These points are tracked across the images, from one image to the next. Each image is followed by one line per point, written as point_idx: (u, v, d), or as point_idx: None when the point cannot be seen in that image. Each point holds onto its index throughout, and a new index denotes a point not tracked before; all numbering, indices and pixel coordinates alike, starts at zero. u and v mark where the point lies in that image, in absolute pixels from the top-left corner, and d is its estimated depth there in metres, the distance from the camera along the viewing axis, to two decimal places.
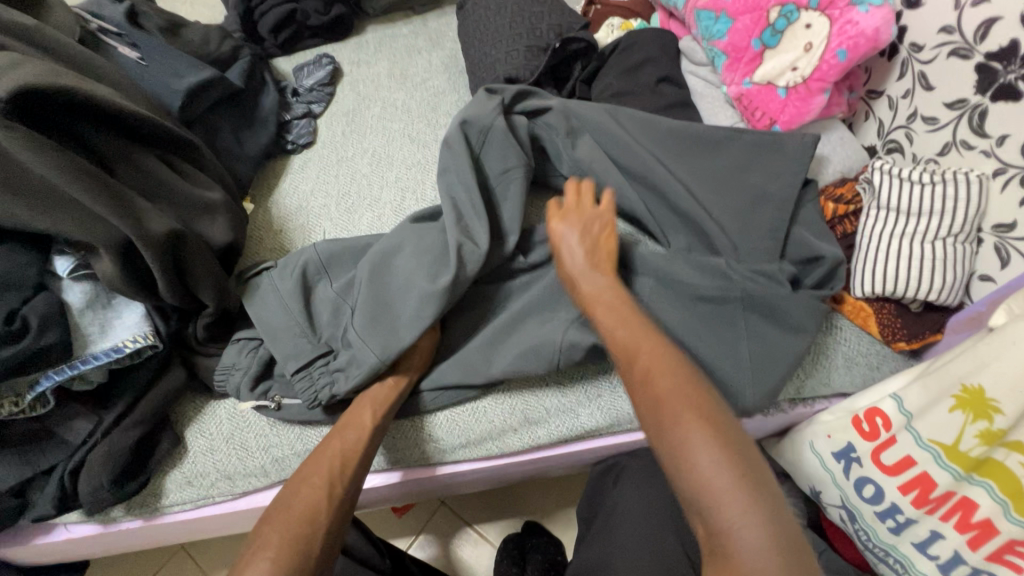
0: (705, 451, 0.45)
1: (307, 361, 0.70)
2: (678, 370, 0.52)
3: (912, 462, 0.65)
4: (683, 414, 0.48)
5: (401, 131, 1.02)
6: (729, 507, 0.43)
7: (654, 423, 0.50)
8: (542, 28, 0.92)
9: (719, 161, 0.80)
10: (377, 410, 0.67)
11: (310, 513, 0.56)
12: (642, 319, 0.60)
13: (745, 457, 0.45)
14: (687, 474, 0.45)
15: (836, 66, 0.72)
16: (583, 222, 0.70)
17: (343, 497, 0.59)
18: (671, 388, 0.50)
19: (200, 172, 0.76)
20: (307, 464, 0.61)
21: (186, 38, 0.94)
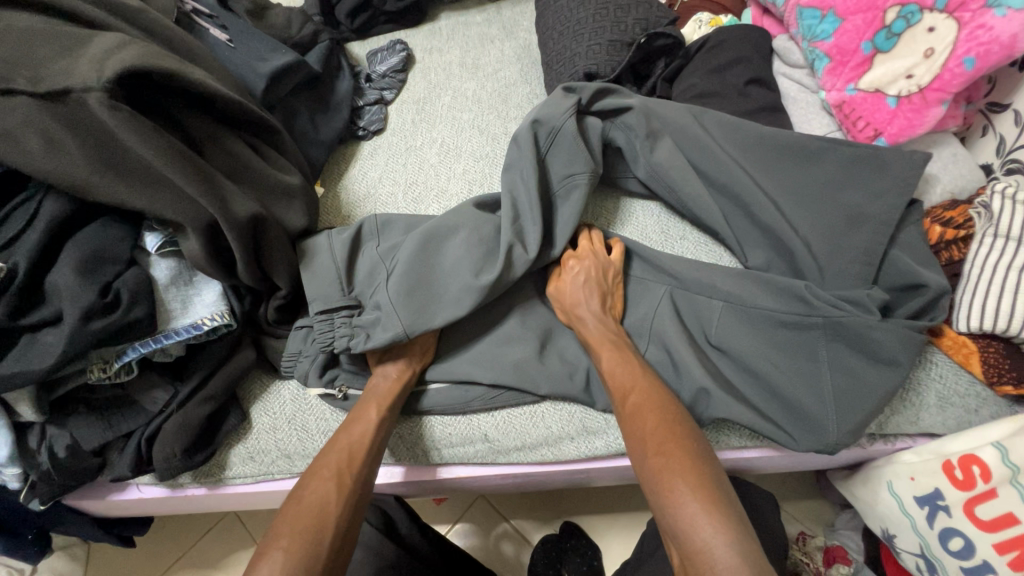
0: (681, 477, 0.53)
1: (333, 307, 0.71)
2: (660, 396, 0.63)
3: (1014, 520, 0.59)
4: (665, 445, 0.56)
5: (470, 122, 1.01)
6: (696, 517, 0.50)
7: (640, 453, 0.58)
8: (628, 22, 0.87)
9: (811, 173, 0.75)
10: (382, 403, 0.67)
11: (324, 505, 0.56)
12: (640, 363, 0.67)
13: (712, 481, 0.53)
14: (666, 503, 0.52)
15: (960, 76, 0.64)
16: (594, 270, 0.74)
17: (355, 488, 0.59)
18: (655, 419, 0.60)
19: (279, 156, 0.77)
20: (317, 459, 0.61)
21: (270, 21, 0.96)
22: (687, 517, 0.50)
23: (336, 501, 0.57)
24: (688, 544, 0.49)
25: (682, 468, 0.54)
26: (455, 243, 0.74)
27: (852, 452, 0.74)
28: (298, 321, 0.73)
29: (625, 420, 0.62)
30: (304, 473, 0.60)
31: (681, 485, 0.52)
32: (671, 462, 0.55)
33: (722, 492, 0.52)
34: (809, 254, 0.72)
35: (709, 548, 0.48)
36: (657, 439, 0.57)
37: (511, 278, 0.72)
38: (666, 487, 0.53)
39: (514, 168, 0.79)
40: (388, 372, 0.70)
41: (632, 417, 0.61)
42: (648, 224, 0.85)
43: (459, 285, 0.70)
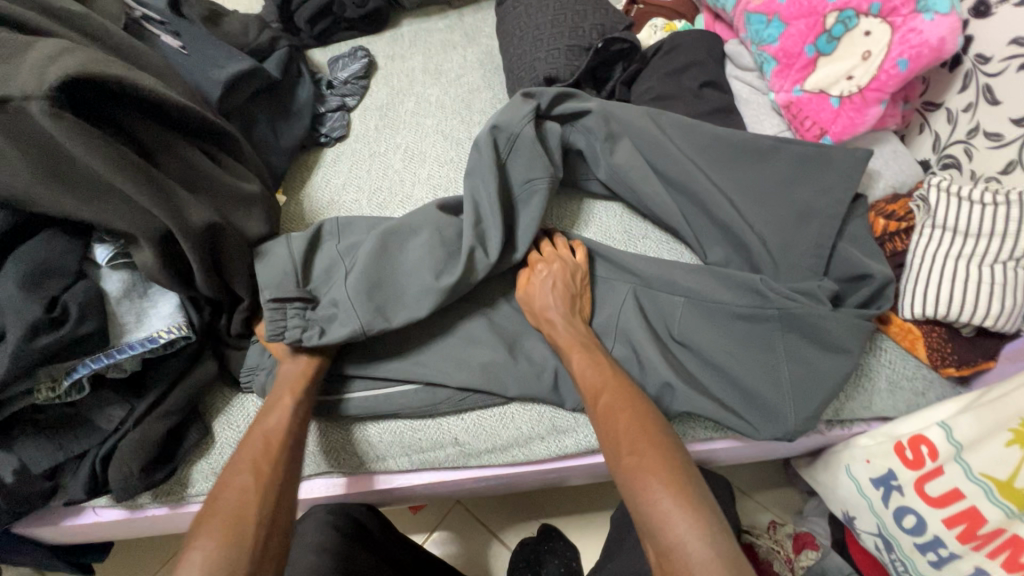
0: (654, 475, 0.54)
1: (286, 296, 0.68)
2: (631, 396, 0.63)
3: (960, 494, 0.62)
4: (638, 443, 0.57)
5: (434, 127, 1.01)
6: (669, 513, 0.51)
7: (613, 452, 0.59)
8: (585, 27, 0.89)
9: (763, 171, 0.77)
10: (297, 388, 0.66)
11: (246, 494, 0.54)
12: (610, 363, 0.68)
13: (685, 477, 0.54)
14: (640, 500, 0.53)
15: (896, 77, 0.68)
16: (560, 271, 0.75)
17: (276, 473, 0.58)
18: (628, 419, 0.60)
19: (236, 164, 0.75)
20: (234, 455, 0.59)
21: (226, 28, 0.94)
22: (661, 514, 0.51)
23: (258, 489, 0.55)
24: (665, 542, 0.50)
25: (655, 466, 0.54)
26: (416, 243, 0.74)
27: (812, 439, 0.77)
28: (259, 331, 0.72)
29: (597, 421, 0.63)
30: (223, 471, 0.58)
31: (656, 484, 0.53)
32: (644, 460, 0.56)
33: (695, 486, 0.53)
34: (765, 250, 0.75)
35: (686, 545, 0.49)
36: (630, 437, 0.58)
37: (472, 279, 0.73)
38: (640, 485, 0.54)
39: (477, 172, 0.79)
40: (299, 357, 0.68)
41: (605, 418, 0.62)
42: (611, 224, 0.86)
43: (423, 288, 0.71)
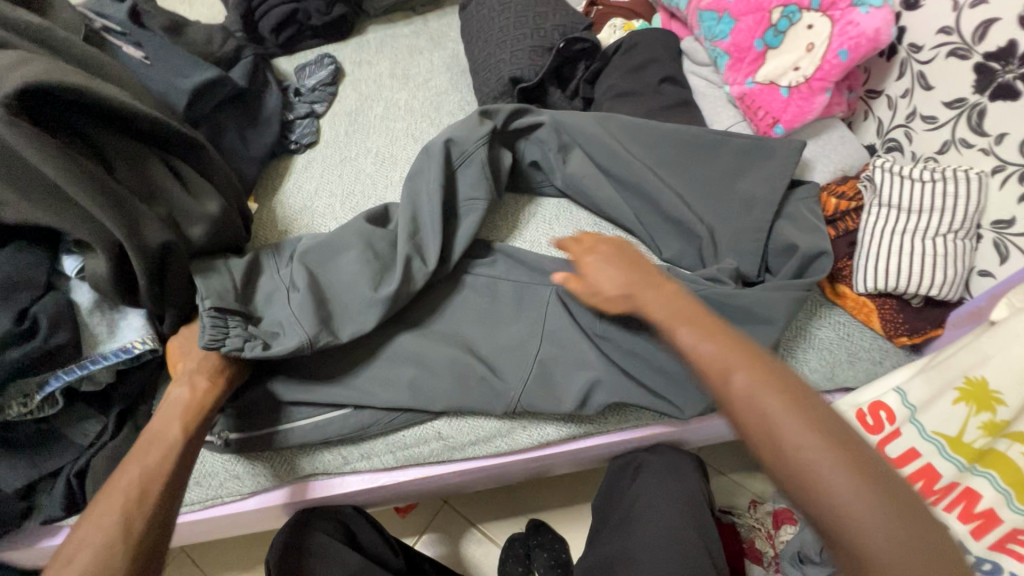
0: (844, 479, 0.39)
1: (229, 309, 0.67)
2: (769, 372, 0.45)
3: (916, 454, 0.65)
4: (808, 432, 0.42)
5: (404, 131, 1.03)
6: (873, 529, 0.38)
7: (767, 442, 0.43)
8: (547, 28, 0.92)
9: (721, 160, 0.81)
10: (187, 420, 0.60)
11: (109, 546, 0.48)
12: (726, 330, 0.50)
13: (879, 475, 0.40)
14: (827, 510, 0.39)
15: (837, 66, 0.73)
16: (614, 256, 0.66)
17: (153, 519, 0.52)
18: (783, 408, 0.43)
19: (202, 180, 0.74)
20: (98, 499, 0.52)
21: (189, 38, 0.94)
22: (863, 532, 0.38)
23: (120, 538, 0.49)
24: (859, 562, 0.38)
25: (838, 468, 0.40)
26: (351, 257, 0.76)
27: None
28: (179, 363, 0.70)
29: (726, 400, 0.46)
30: (83, 515, 0.51)
31: (843, 492, 0.39)
32: (824, 456, 0.40)
33: (894, 485, 0.40)
34: (727, 234, 0.79)
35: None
36: (789, 422, 0.42)
37: (410, 290, 0.75)
38: (822, 492, 0.40)
39: (424, 176, 0.82)
40: (194, 380, 0.64)
41: (733, 400, 0.45)
42: (581, 217, 0.89)
43: (365, 301, 0.73)
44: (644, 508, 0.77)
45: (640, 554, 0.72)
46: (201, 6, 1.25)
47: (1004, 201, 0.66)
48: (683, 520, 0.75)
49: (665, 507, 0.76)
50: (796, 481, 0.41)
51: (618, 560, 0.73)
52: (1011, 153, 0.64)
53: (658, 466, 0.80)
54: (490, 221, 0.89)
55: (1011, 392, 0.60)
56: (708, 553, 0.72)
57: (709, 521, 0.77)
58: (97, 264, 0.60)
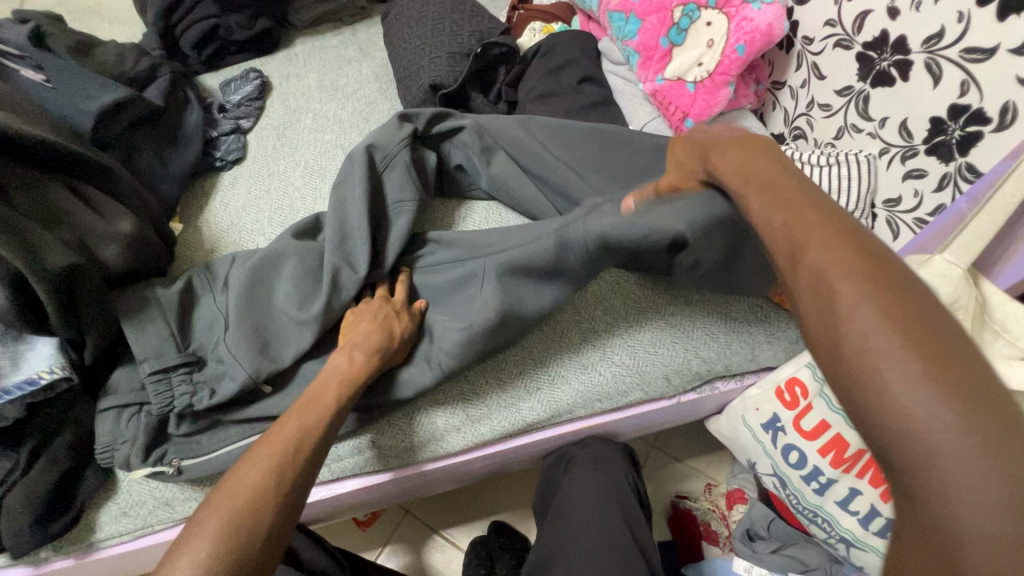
0: (907, 386, 0.32)
1: (168, 365, 0.69)
2: (863, 254, 0.36)
3: (827, 425, 0.70)
4: (875, 329, 0.33)
5: (332, 142, 1.02)
6: (939, 447, 0.31)
7: (826, 339, 0.36)
8: (464, 34, 0.95)
9: (638, 156, 0.83)
10: (346, 387, 0.64)
11: (262, 488, 0.52)
12: (819, 203, 0.41)
13: (968, 386, 0.31)
14: (880, 415, 0.32)
15: (736, 60, 0.76)
16: (706, 143, 0.55)
17: (297, 484, 0.54)
18: (859, 300, 0.34)
19: (109, 199, 0.73)
20: (258, 445, 0.56)
21: (99, 58, 0.92)
22: (927, 450, 0.31)
23: (274, 485, 0.53)
24: (910, 474, 0.32)
25: (921, 377, 0.32)
26: (285, 273, 0.77)
27: (710, 397, 0.83)
28: (101, 404, 0.68)
29: (799, 289, 0.38)
30: (236, 465, 0.55)
31: (931, 405, 0.31)
32: (896, 357, 0.32)
33: (986, 399, 0.31)
34: None
35: (964, 511, 0.30)
36: (885, 317, 0.33)
37: (343, 300, 0.75)
38: (882, 399, 0.32)
39: (349, 184, 0.82)
40: (354, 352, 0.67)
41: (819, 294, 0.36)
42: (509, 218, 0.91)
43: (299, 320, 0.73)
44: (575, 501, 0.80)
45: (568, 546, 0.74)
46: (121, 25, 1.23)
47: (892, 180, 0.69)
48: (608, 508, 0.79)
49: (592, 499, 0.80)
50: (856, 383, 0.34)
51: (554, 555, 0.75)
52: (893, 136, 0.68)
53: (588, 460, 0.83)
54: (426, 223, 0.89)
55: None
56: (633, 536, 0.76)
57: (632, 506, 0.81)
58: None
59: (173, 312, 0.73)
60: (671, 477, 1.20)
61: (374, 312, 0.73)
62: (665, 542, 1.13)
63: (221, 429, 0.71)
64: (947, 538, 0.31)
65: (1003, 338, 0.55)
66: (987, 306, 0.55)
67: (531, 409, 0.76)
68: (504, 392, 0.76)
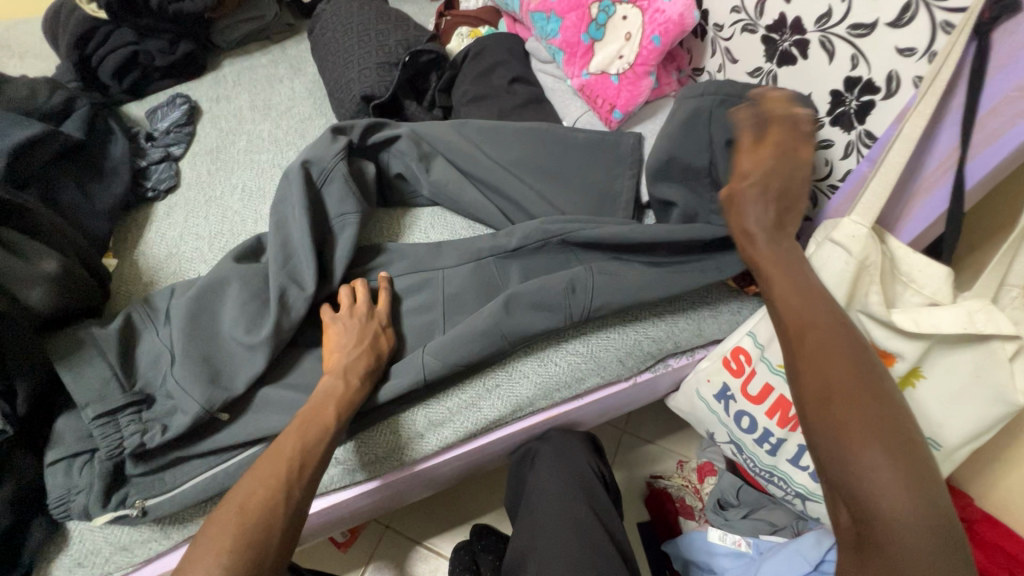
0: (878, 454, 0.42)
1: (114, 407, 0.67)
2: (854, 361, 0.47)
3: (771, 388, 0.73)
4: (861, 413, 0.44)
5: (269, 162, 1.01)
6: (894, 505, 0.40)
7: (816, 415, 0.46)
8: (390, 44, 0.96)
9: (570, 150, 0.86)
10: (342, 407, 0.65)
11: (271, 504, 0.54)
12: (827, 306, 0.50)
13: (917, 460, 0.42)
14: (852, 475, 0.42)
15: (654, 51, 0.79)
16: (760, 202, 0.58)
17: (300, 500, 0.56)
18: (854, 395, 0.45)
19: (31, 241, 0.69)
20: (261, 461, 0.58)
21: (8, 95, 0.88)
22: (887, 506, 0.41)
23: (281, 497, 0.55)
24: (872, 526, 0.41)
25: (865, 422, 0.43)
26: (229, 299, 0.75)
27: (665, 374, 0.86)
28: (47, 458, 0.66)
29: (801, 372, 0.48)
30: (239, 482, 0.56)
31: (874, 441, 0.42)
32: (865, 430, 0.43)
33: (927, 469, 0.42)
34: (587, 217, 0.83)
35: (894, 522, 0.40)
36: (849, 397, 0.45)
37: (291, 320, 0.74)
38: (856, 458, 0.42)
39: (288, 202, 0.81)
40: (349, 375, 0.68)
41: (814, 379, 0.47)
42: (455, 221, 0.91)
43: (248, 345, 0.72)
44: (542, 493, 0.81)
45: (537, 540, 0.76)
46: (33, 60, 1.17)
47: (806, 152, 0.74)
48: (578, 497, 0.81)
49: (559, 489, 0.81)
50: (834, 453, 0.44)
51: (525, 550, 0.76)
52: None
53: (551, 453, 0.84)
54: (373, 234, 0.89)
55: None
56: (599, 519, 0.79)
57: (598, 494, 0.83)
58: None
59: (112, 350, 0.70)
60: (643, 458, 1.24)
61: (355, 331, 0.73)
62: (643, 523, 1.16)
63: (182, 465, 0.69)
64: (892, 555, 0.40)
65: (911, 287, 0.59)
66: (895, 261, 0.59)
67: (492, 406, 0.77)
68: (465, 389, 0.77)
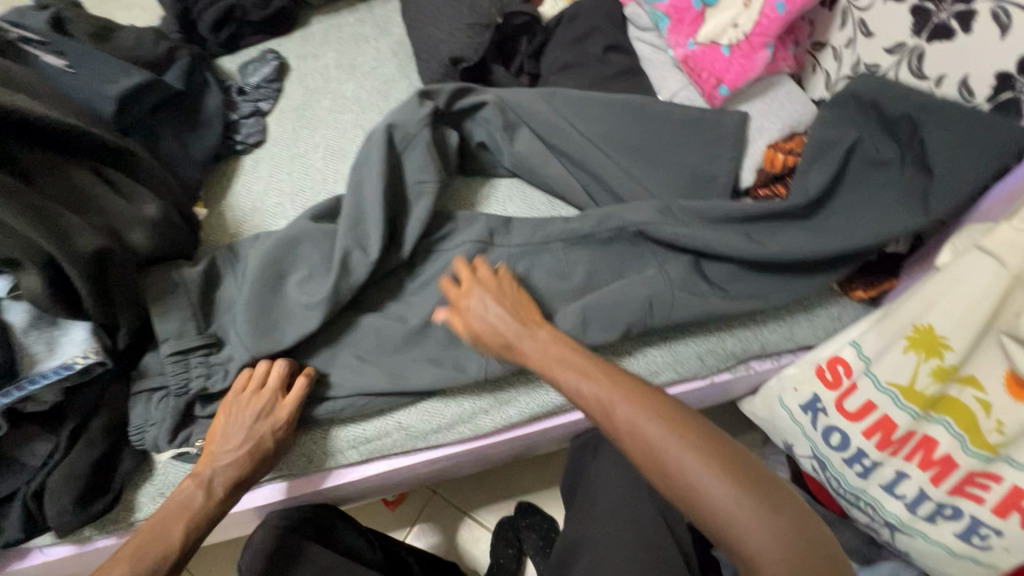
0: (714, 486, 0.49)
1: (187, 347, 0.69)
2: (652, 401, 0.55)
3: (873, 406, 0.65)
4: (685, 454, 0.51)
5: (353, 122, 1.01)
6: (749, 532, 0.48)
7: (655, 467, 0.53)
8: (484, 4, 0.92)
9: (664, 128, 0.80)
10: (221, 432, 0.66)
11: (146, 536, 0.59)
12: (600, 364, 0.60)
13: (744, 471, 0.51)
14: (713, 518, 0.49)
15: (775, 19, 0.72)
16: (498, 315, 0.66)
17: (186, 526, 0.60)
18: (665, 436, 0.52)
19: (135, 184, 0.74)
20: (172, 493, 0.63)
21: (118, 43, 0.92)
22: (741, 528, 0.48)
23: (164, 533, 0.59)
24: (743, 550, 0.48)
25: (713, 480, 0.50)
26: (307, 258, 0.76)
27: (746, 376, 0.80)
28: (137, 393, 0.69)
29: (618, 432, 0.55)
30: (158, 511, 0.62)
31: (727, 492, 0.49)
32: (696, 466, 0.50)
33: (755, 472, 0.51)
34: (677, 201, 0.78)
35: (755, 546, 0.47)
36: (684, 441, 0.52)
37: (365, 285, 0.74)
38: (699, 497, 0.50)
39: (369, 164, 0.80)
40: (232, 413, 0.66)
41: (630, 432, 0.54)
42: (535, 196, 0.88)
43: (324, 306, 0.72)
44: (602, 485, 0.78)
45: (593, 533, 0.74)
46: (139, 10, 1.22)
47: None
48: (638, 492, 0.77)
49: (620, 482, 0.78)
50: (686, 497, 0.51)
51: (581, 541, 0.75)
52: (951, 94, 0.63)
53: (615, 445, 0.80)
54: (449, 202, 0.87)
55: (956, 336, 0.57)
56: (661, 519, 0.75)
57: None
58: (31, 281, 0.58)
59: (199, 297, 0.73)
60: None
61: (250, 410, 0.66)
62: None
63: None
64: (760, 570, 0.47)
65: None
66: None
67: None
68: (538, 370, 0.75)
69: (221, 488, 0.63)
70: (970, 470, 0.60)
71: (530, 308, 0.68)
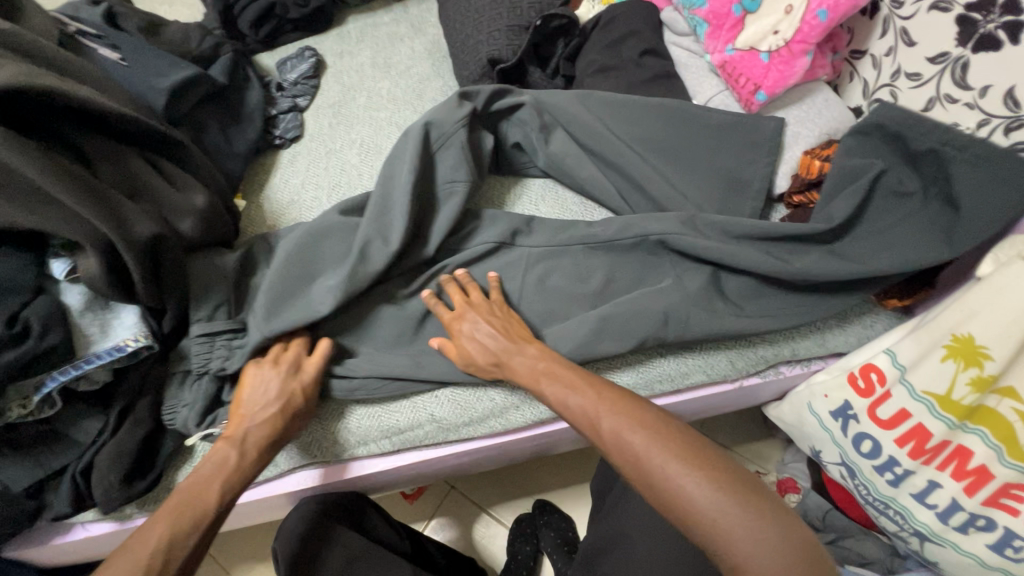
0: (697, 491, 0.49)
1: (213, 330, 0.70)
2: (637, 411, 0.55)
3: (907, 414, 0.65)
4: (667, 463, 0.51)
5: (388, 120, 1.02)
6: (736, 537, 0.46)
7: (639, 475, 0.52)
8: (523, 6, 0.93)
9: (699, 132, 0.80)
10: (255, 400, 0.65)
11: (181, 501, 0.57)
12: (588, 378, 0.61)
13: (730, 477, 0.50)
14: (697, 524, 0.48)
15: (817, 27, 0.71)
16: (489, 332, 0.69)
17: (223, 491, 0.59)
18: (649, 443, 0.52)
19: (184, 174, 0.76)
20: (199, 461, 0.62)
21: (166, 37, 0.95)
22: (726, 533, 0.47)
23: (200, 498, 0.58)
24: (730, 557, 0.46)
25: (696, 487, 0.49)
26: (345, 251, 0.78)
27: (775, 381, 0.80)
28: (181, 377, 0.72)
29: (604, 441, 0.55)
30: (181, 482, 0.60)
31: (710, 496, 0.48)
32: (679, 475, 0.50)
33: (741, 479, 0.50)
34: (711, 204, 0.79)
35: (742, 552, 0.46)
36: (666, 451, 0.51)
37: None
38: (683, 505, 0.49)
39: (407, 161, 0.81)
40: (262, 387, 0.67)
41: (615, 442, 0.54)
42: (567, 196, 0.89)
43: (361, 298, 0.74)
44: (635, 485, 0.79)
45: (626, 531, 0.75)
46: (182, 6, 1.25)
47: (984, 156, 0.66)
48: None
49: None
50: (669, 505, 0.50)
51: (611, 540, 0.77)
52: (995, 104, 0.63)
53: None
54: (482, 201, 0.88)
55: (997, 346, 0.57)
56: None
57: None
58: (88, 264, 0.60)
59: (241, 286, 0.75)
60: None
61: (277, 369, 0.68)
62: None
63: None
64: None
65: None
66: None
67: None
68: None
69: (257, 448, 0.63)
70: (1006, 482, 0.60)
71: (521, 326, 0.71)
